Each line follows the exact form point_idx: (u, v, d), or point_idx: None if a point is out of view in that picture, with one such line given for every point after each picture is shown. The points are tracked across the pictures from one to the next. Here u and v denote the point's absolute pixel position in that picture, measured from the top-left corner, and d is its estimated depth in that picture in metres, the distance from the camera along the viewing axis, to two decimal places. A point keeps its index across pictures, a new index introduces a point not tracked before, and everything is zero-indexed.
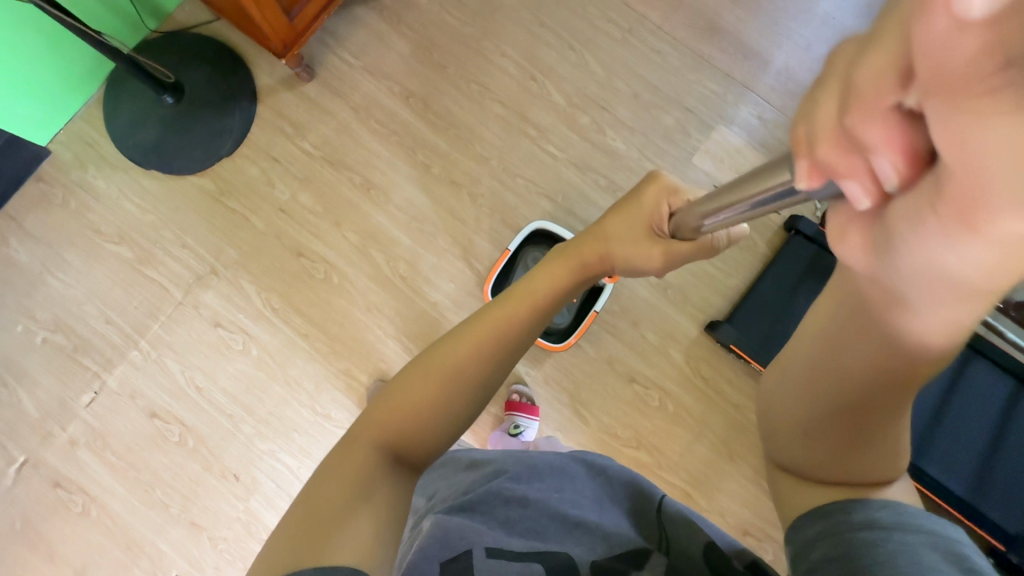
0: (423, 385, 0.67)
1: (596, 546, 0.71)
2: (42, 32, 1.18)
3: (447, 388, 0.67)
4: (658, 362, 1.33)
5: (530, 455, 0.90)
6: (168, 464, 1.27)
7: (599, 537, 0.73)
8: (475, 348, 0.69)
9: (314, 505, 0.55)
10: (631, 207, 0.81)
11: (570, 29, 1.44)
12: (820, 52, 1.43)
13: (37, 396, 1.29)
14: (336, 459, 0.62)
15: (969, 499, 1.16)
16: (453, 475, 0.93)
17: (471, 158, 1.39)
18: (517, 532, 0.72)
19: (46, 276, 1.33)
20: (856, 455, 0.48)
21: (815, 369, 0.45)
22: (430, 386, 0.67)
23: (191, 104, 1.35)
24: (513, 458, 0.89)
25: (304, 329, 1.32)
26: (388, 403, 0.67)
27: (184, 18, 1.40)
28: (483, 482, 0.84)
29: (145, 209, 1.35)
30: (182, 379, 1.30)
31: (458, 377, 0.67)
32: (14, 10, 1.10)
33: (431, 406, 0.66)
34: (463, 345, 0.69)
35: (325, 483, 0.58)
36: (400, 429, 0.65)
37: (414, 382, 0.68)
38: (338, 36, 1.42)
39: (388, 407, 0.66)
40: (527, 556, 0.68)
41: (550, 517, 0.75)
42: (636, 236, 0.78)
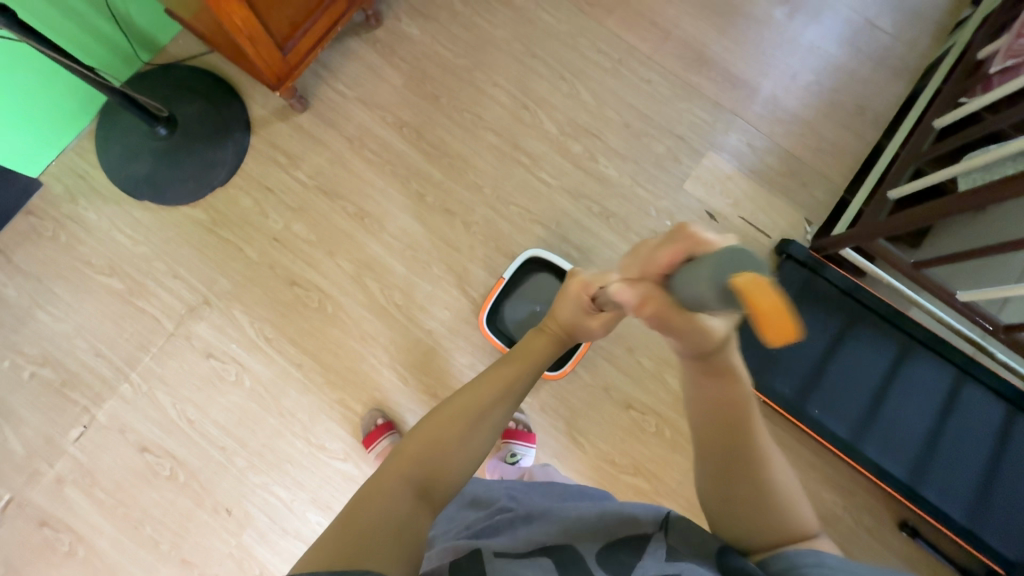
0: (451, 423, 0.69)
1: (598, 533, 0.71)
2: (37, 69, 1.19)
3: (473, 426, 0.70)
4: (654, 388, 1.33)
5: (532, 490, 0.91)
6: (158, 500, 1.25)
7: (602, 530, 0.72)
8: (496, 391, 0.73)
9: (346, 537, 0.55)
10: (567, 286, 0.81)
11: (561, 60, 1.47)
12: (804, 80, 1.47)
13: (22, 434, 1.26)
14: (367, 493, 0.62)
15: (968, 524, 1.15)
16: (460, 512, 0.90)
17: (465, 187, 1.40)
18: (525, 535, 0.74)
19: (36, 310, 1.31)
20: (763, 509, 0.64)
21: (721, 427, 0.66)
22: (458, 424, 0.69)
23: (185, 136, 1.35)
24: (512, 491, 0.92)
25: (297, 360, 1.31)
26: (417, 436, 0.68)
27: (178, 51, 1.41)
28: (486, 516, 0.85)
29: (137, 240, 1.34)
30: (174, 412, 1.28)
31: (481, 416, 0.71)
32: (8, 49, 1.10)
33: (459, 443, 0.69)
34: (486, 389, 0.73)
35: (358, 513, 0.59)
36: (430, 461, 0.66)
37: (440, 418, 0.70)
38: (332, 67, 1.43)
39: (417, 438, 0.68)
40: (534, 551, 0.70)
41: (557, 524, 0.76)
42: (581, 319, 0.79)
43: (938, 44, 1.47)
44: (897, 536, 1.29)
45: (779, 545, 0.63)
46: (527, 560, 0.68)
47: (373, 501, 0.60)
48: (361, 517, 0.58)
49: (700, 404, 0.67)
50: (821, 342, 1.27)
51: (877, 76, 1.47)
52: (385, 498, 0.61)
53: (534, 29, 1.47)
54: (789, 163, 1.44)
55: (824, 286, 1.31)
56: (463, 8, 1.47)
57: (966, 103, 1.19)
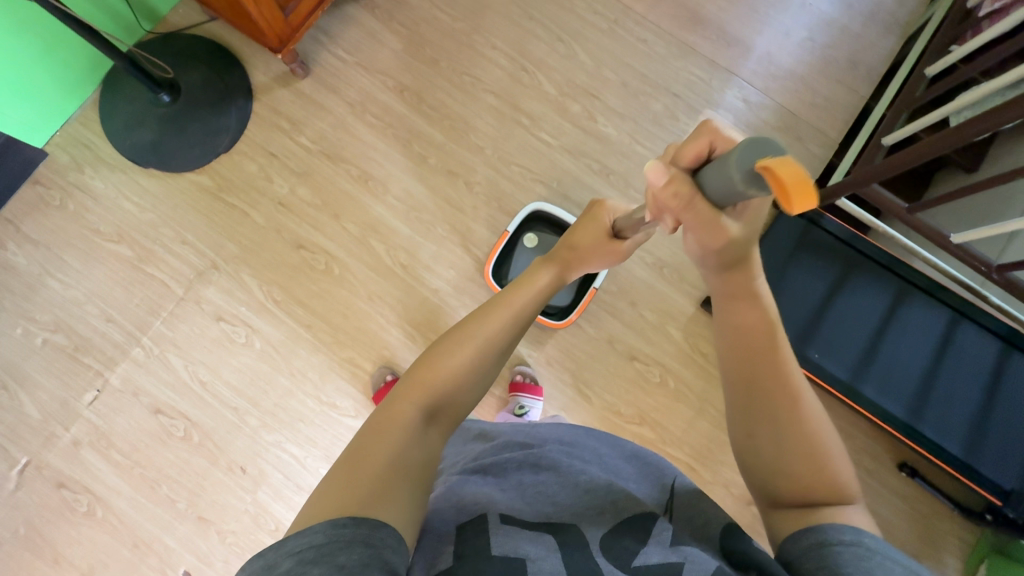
0: (459, 354, 0.67)
1: (606, 511, 0.64)
2: (42, 36, 1.20)
3: (481, 355, 0.68)
4: (657, 340, 1.35)
5: (538, 427, 0.84)
6: (174, 460, 1.27)
7: (609, 505, 0.65)
8: (502, 323, 0.71)
9: (354, 468, 0.53)
10: (590, 219, 0.87)
11: (558, 22, 1.48)
12: (798, 37, 1.49)
13: (38, 398, 1.28)
14: (375, 424, 0.59)
15: (966, 457, 1.18)
16: (463, 445, 0.87)
17: (466, 148, 1.42)
18: (528, 495, 0.66)
19: (46, 278, 1.33)
20: (805, 470, 0.59)
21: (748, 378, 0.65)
22: (467, 356, 0.66)
23: (188, 103, 1.37)
24: (524, 431, 0.83)
25: (306, 321, 1.34)
26: (425, 367, 0.65)
27: (178, 21, 1.42)
28: (491, 452, 0.78)
29: (143, 207, 1.36)
30: (185, 375, 1.30)
31: (493, 352, 0.69)
32: (13, 14, 1.11)
33: (469, 373, 0.66)
34: (492, 321, 0.71)
35: (371, 443, 0.56)
36: (441, 394, 0.64)
37: (450, 353, 0.66)
38: (331, 34, 1.45)
39: (427, 372, 0.64)
40: (539, 526, 0.60)
41: (563, 480, 0.69)
42: (603, 243, 0.84)
43: None
44: (897, 477, 1.32)
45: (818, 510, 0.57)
46: (530, 533, 0.58)
47: (382, 435, 0.57)
48: (373, 451, 0.55)
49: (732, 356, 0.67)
50: (819, 287, 1.30)
51: (870, 30, 1.49)
52: (399, 432, 0.58)
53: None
54: (784, 118, 1.46)
55: (823, 236, 1.33)
56: None
57: (957, 48, 1.21)
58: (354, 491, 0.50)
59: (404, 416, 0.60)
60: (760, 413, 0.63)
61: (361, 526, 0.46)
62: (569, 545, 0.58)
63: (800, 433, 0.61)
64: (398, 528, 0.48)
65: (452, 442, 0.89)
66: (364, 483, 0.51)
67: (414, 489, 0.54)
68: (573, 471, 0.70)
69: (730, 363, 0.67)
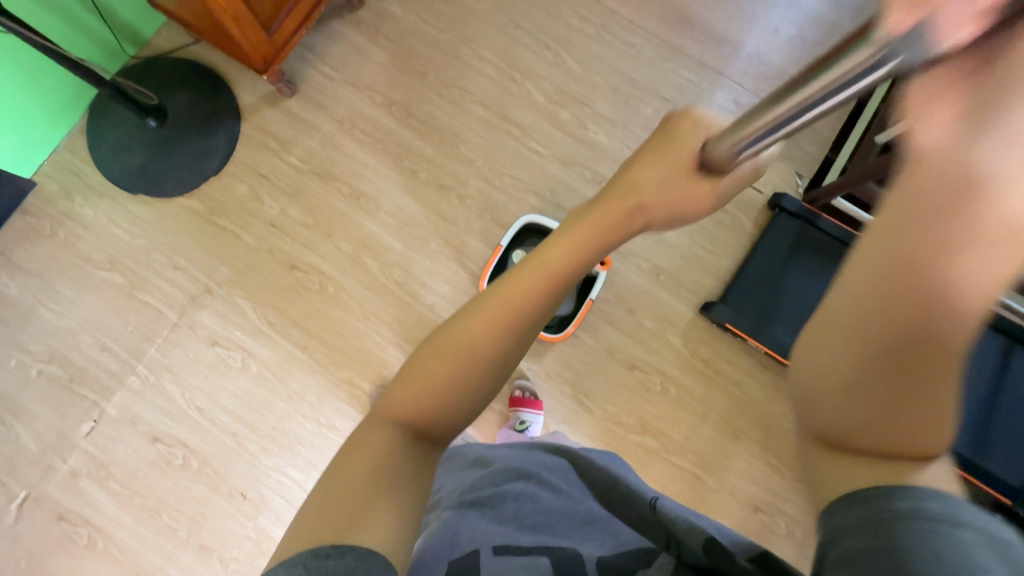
0: (438, 367, 0.57)
1: (606, 542, 0.66)
2: (23, 65, 1.18)
3: (465, 371, 0.56)
4: (656, 348, 1.34)
5: (537, 452, 0.84)
6: (173, 488, 1.26)
7: (609, 538, 0.66)
8: (489, 327, 0.56)
9: (335, 482, 0.52)
10: (666, 144, 0.53)
11: (545, 29, 1.47)
12: (788, 34, 1.47)
13: (35, 430, 1.27)
14: (356, 441, 0.56)
15: (971, 456, 1.16)
16: (458, 469, 0.86)
17: (457, 161, 1.41)
18: (526, 526, 0.68)
19: (38, 308, 1.32)
20: None
21: None
22: (445, 368, 0.56)
23: (175, 126, 1.36)
24: (522, 454, 0.83)
25: (302, 342, 1.32)
26: (404, 381, 0.58)
27: (162, 43, 1.41)
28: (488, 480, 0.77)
29: (134, 233, 1.35)
30: (182, 401, 1.29)
31: (482, 361, 0.56)
32: None
33: (453, 392, 0.56)
34: (477, 322, 0.56)
35: (350, 465, 0.53)
36: (421, 414, 0.56)
37: (428, 361, 0.57)
38: (317, 50, 1.44)
39: (403, 388, 0.57)
40: (534, 551, 0.63)
41: (560, 511, 0.71)
42: (675, 180, 0.51)
43: None
44: None
45: None
46: (525, 559, 0.61)
47: (366, 459, 0.54)
48: (356, 477, 0.52)
49: None
50: (818, 287, 1.29)
51: (860, 25, 1.48)
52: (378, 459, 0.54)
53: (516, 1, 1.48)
54: None
55: (819, 236, 1.33)
56: None
57: None
58: (342, 516, 0.49)
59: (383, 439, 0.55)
60: None
61: (348, 556, 0.46)
62: (561, 565, 0.61)
63: None
64: (387, 552, 0.48)
65: (447, 464, 0.88)
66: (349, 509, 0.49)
67: (405, 508, 0.52)
68: (573, 497, 0.74)
69: None
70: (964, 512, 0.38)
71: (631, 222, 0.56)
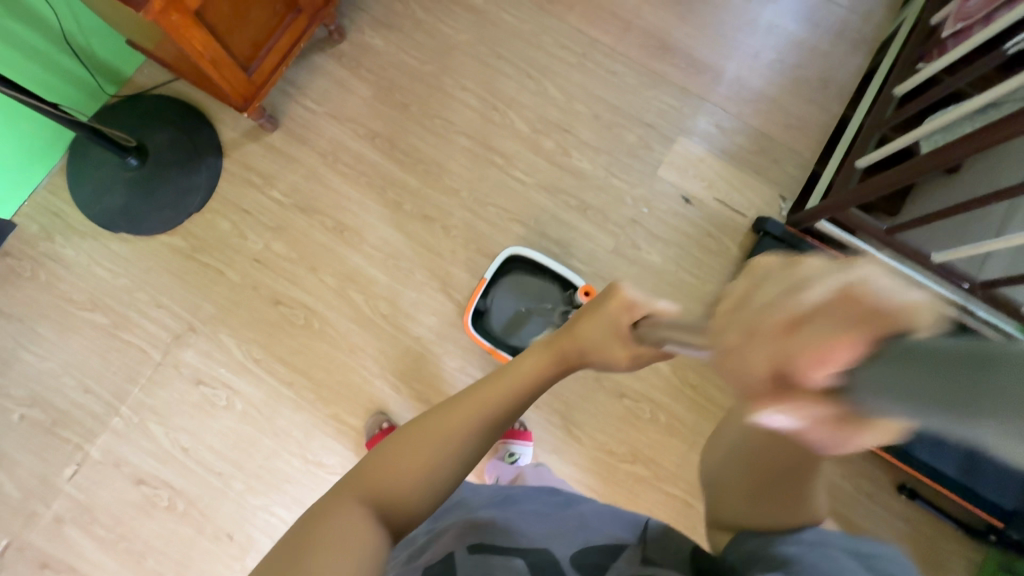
0: (412, 454, 0.61)
1: (576, 541, 0.65)
2: (0, 109, 1.18)
3: (435, 456, 0.62)
4: (645, 375, 1.33)
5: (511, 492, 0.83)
6: (159, 531, 1.24)
7: (579, 538, 0.65)
8: (469, 419, 0.64)
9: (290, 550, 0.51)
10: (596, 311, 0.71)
11: (526, 58, 1.48)
12: (767, 59, 1.49)
13: (17, 476, 1.25)
14: (316, 517, 0.55)
15: (964, 481, 1.18)
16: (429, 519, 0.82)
17: (442, 192, 1.41)
18: (496, 534, 0.67)
19: (20, 351, 1.30)
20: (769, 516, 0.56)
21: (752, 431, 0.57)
22: (419, 454, 0.61)
23: (157, 164, 1.35)
24: (496, 495, 0.81)
25: (288, 378, 1.31)
26: (376, 459, 0.62)
27: (144, 81, 1.41)
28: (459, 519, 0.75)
29: (117, 272, 1.34)
30: (167, 442, 1.28)
31: (461, 440, 0.63)
32: None
33: (421, 473, 0.61)
34: (457, 414, 0.64)
35: (308, 540, 0.51)
36: (389, 493, 0.59)
37: (408, 441, 0.62)
38: (299, 85, 1.44)
39: (376, 466, 0.61)
40: (509, 552, 0.62)
41: (533, 523, 0.70)
42: (606, 343, 0.69)
43: (894, 13, 1.50)
44: (897, 499, 1.30)
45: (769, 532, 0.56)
46: (500, 559, 0.61)
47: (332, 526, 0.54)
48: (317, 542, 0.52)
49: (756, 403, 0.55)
50: None
51: (838, 49, 1.49)
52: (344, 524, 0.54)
53: (497, 31, 1.49)
54: (760, 141, 1.45)
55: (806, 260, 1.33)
56: (425, 15, 1.49)
57: (923, 68, 1.20)
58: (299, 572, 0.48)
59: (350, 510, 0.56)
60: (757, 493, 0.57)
61: None
62: (538, 563, 0.60)
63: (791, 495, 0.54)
64: None
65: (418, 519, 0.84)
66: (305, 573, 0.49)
67: None
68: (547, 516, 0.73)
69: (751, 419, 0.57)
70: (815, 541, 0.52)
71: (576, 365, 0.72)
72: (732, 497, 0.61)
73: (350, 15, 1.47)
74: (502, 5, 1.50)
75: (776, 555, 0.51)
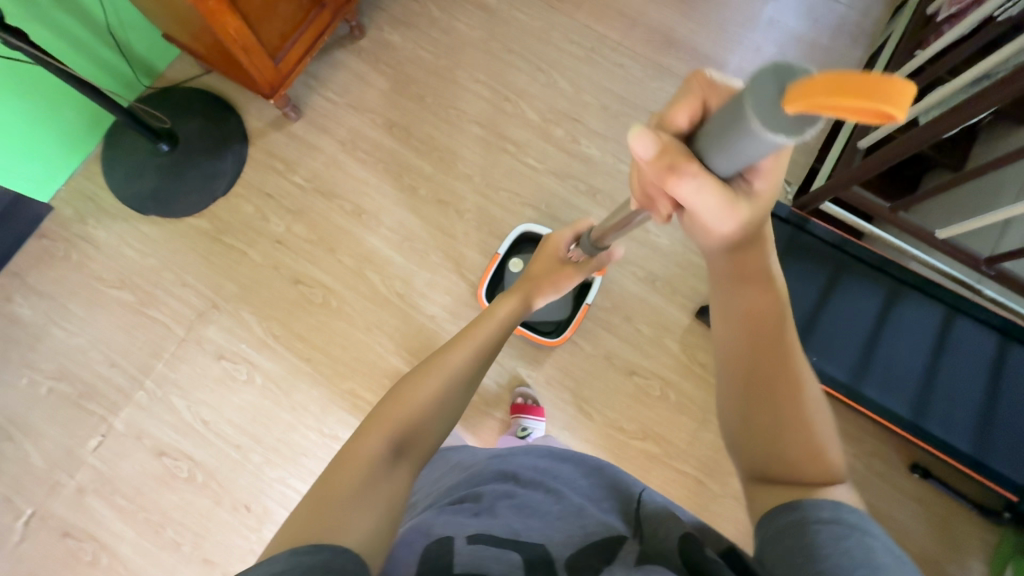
0: (428, 385, 0.66)
1: (574, 534, 0.60)
2: (44, 95, 1.26)
3: (448, 383, 0.68)
4: (654, 353, 1.36)
5: (514, 461, 0.80)
6: (178, 502, 1.27)
7: (577, 531, 0.61)
8: (469, 352, 0.74)
9: (321, 488, 0.52)
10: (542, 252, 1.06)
11: (536, 53, 1.55)
12: (769, 52, 1.55)
13: (43, 447, 1.29)
14: (337, 464, 0.55)
15: (975, 454, 1.17)
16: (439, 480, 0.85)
17: (456, 178, 1.46)
18: (498, 517, 0.64)
19: (51, 327, 1.36)
20: (784, 440, 0.57)
21: (733, 353, 0.63)
22: (434, 385, 0.67)
23: (186, 150, 1.43)
24: (500, 463, 0.80)
25: (306, 354, 1.35)
26: (391, 401, 0.64)
27: (176, 75, 1.50)
28: (463, 490, 0.74)
29: (145, 252, 1.40)
30: (188, 415, 1.31)
31: (457, 381, 0.69)
32: (21, 77, 1.18)
33: (439, 402, 0.65)
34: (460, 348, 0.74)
35: (337, 475, 0.53)
36: (408, 424, 0.61)
37: (418, 382, 0.67)
38: (321, 78, 1.51)
39: (396, 401, 0.64)
40: (505, 542, 0.58)
41: (533, 511, 0.65)
42: (557, 268, 1.02)
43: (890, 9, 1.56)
44: (910, 479, 1.30)
45: (808, 485, 0.53)
46: (494, 551, 0.57)
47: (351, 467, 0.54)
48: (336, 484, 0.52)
49: (728, 315, 0.64)
50: (813, 289, 1.30)
51: (837, 42, 1.55)
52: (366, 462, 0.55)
53: (509, 28, 1.56)
54: None
55: (812, 240, 1.34)
56: (440, 14, 1.57)
57: (919, 53, 1.29)
58: (328, 511, 0.48)
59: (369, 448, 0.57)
60: (764, 415, 0.59)
61: (326, 551, 0.44)
62: (535, 559, 0.56)
63: (794, 408, 0.58)
64: (362, 550, 0.46)
65: (429, 478, 0.87)
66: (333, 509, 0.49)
67: (388, 512, 0.52)
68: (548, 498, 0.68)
69: (728, 341, 0.64)
70: (846, 512, 0.48)
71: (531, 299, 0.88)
72: (746, 442, 0.60)
73: (370, 14, 1.56)
74: (513, 4, 1.58)
75: (806, 539, 0.47)
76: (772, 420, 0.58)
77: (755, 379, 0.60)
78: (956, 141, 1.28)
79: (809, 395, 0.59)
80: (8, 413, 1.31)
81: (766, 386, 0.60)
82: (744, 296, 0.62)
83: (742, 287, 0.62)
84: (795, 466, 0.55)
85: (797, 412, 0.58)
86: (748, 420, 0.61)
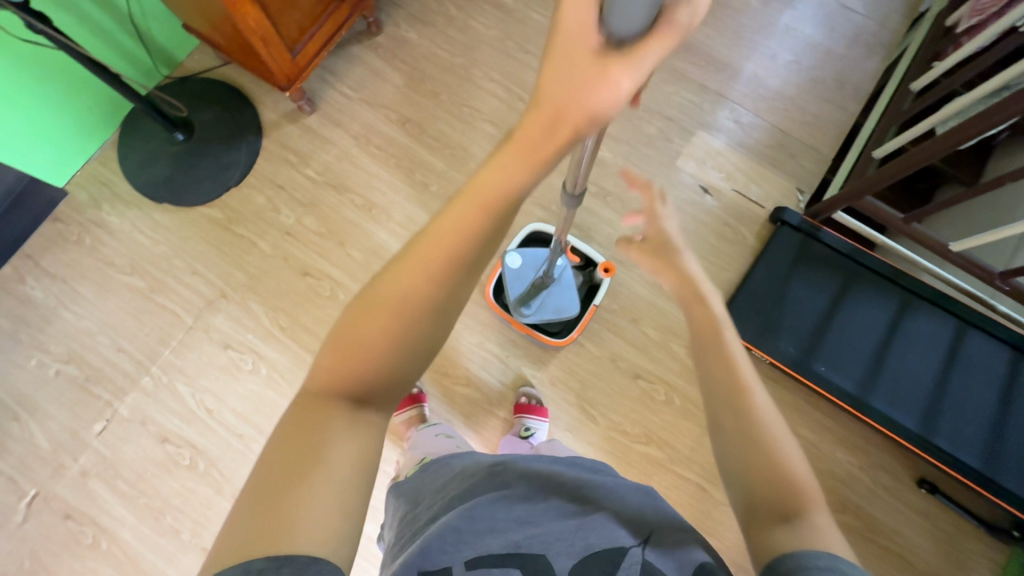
0: (375, 332, 0.47)
1: (575, 544, 0.59)
2: (65, 80, 1.27)
3: (403, 325, 0.47)
4: (660, 357, 1.35)
5: (516, 459, 0.74)
6: (179, 489, 1.27)
7: (579, 541, 0.60)
8: (426, 272, 0.46)
9: (262, 481, 0.45)
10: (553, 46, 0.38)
11: None
12: (785, 60, 1.54)
13: (49, 429, 1.30)
14: (284, 443, 0.47)
15: (985, 471, 1.15)
16: (436, 477, 0.80)
17: (467, 175, 1.47)
18: (498, 537, 0.60)
19: (61, 310, 1.37)
20: (758, 463, 0.54)
21: (712, 396, 0.59)
22: (382, 335, 0.47)
23: (201, 140, 1.44)
24: (501, 462, 0.74)
25: (312, 346, 1.35)
26: (330, 360, 0.49)
27: (194, 66, 1.51)
28: (462, 492, 0.69)
29: (156, 240, 1.41)
30: (193, 403, 1.32)
31: (415, 318, 0.47)
32: (44, 61, 1.20)
33: (393, 354, 0.48)
34: (411, 270, 0.47)
35: (279, 469, 0.45)
36: (358, 388, 0.48)
37: (359, 327, 0.47)
38: (337, 73, 1.53)
39: (341, 352, 0.48)
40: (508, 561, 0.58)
41: (537, 527, 0.62)
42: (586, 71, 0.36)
43: (908, 20, 1.55)
44: (916, 494, 1.28)
45: (790, 515, 0.51)
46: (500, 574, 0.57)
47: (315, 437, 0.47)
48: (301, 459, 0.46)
49: (699, 360, 0.62)
50: (822, 298, 1.30)
51: (854, 51, 1.54)
52: (324, 458, 0.46)
53: (525, 28, 1.57)
54: (777, 136, 1.49)
55: (823, 250, 1.34)
56: (457, 13, 1.58)
57: (938, 65, 1.26)
58: (275, 517, 0.43)
59: (329, 426, 0.47)
60: (737, 440, 0.55)
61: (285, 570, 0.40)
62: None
63: (762, 434, 0.55)
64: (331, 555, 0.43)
65: (425, 474, 0.83)
66: (293, 518, 0.43)
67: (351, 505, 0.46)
68: (554, 507, 0.65)
69: (705, 384, 0.60)
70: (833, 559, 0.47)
71: (546, 147, 0.40)
72: (733, 475, 0.56)
73: (387, 11, 1.57)
74: (530, 6, 1.59)
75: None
76: (746, 443, 0.55)
77: (722, 399, 0.58)
78: (970, 155, 1.27)
79: (777, 419, 0.56)
80: (16, 393, 1.32)
81: (731, 403, 0.57)
82: (717, 343, 0.59)
83: (714, 335, 0.60)
84: (768, 489, 0.53)
85: (768, 436, 0.55)
86: (733, 456, 0.56)
